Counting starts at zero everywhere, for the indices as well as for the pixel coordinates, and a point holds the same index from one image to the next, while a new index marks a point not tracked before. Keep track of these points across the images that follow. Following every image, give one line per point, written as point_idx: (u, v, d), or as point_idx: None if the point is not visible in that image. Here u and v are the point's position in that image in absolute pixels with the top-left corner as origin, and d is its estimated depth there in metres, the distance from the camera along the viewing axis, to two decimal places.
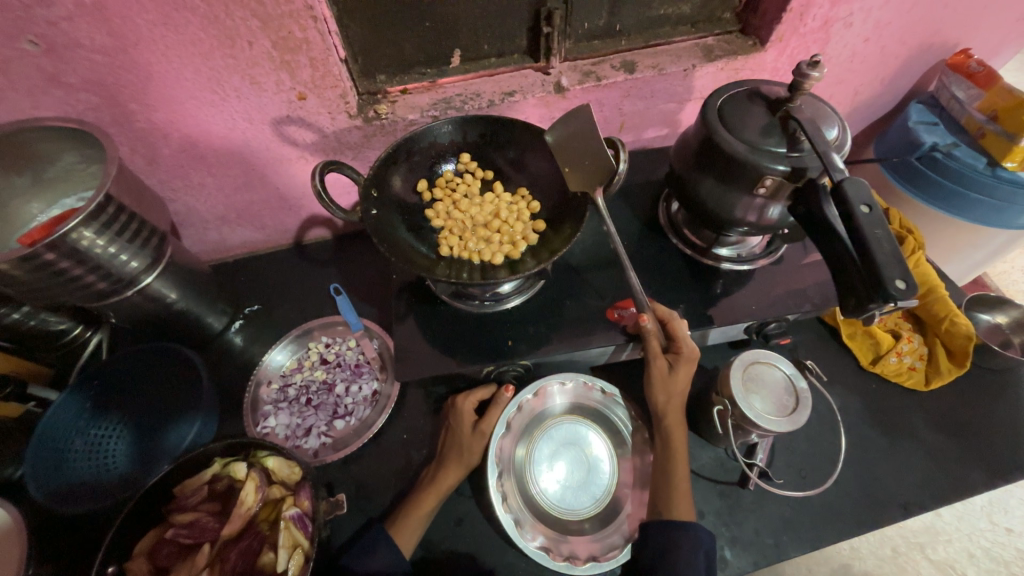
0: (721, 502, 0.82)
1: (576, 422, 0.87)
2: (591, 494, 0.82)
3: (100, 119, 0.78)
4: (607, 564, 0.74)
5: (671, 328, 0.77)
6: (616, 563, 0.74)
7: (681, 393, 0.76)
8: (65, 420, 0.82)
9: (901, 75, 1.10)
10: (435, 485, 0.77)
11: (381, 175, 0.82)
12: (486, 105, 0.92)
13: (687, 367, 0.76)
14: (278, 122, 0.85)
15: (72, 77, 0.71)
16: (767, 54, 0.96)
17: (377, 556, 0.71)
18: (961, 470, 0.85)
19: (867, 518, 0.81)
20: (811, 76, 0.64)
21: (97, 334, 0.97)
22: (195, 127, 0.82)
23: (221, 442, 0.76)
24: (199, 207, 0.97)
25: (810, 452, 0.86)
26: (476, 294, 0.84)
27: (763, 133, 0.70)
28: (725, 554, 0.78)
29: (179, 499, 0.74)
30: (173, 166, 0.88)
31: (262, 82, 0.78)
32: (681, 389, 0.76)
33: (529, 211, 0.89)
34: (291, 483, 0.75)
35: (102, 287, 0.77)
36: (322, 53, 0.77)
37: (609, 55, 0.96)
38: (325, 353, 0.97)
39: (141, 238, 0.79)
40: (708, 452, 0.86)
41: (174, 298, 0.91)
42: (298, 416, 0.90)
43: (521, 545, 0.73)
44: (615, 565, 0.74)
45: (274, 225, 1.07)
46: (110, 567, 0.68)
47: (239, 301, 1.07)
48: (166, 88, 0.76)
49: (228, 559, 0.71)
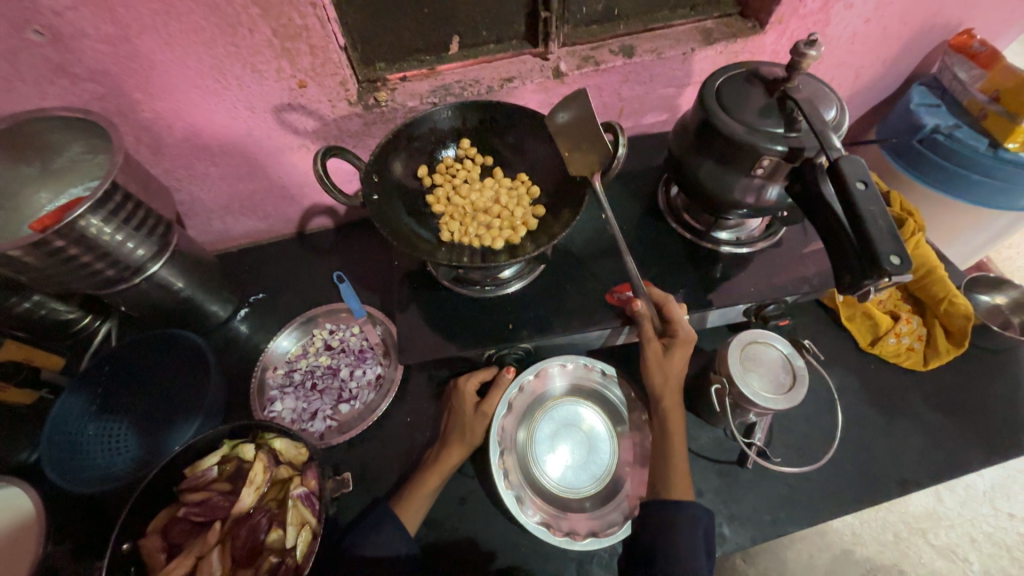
0: (720, 480, 0.84)
1: (576, 403, 0.88)
2: (592, 473, 0.84)
3: (106, 109, 0.79)
4: (606, 540, 0.75)
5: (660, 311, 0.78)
6: (615, 539, 0.75)
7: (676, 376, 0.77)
8: (77, 406, 0.84)
9: (903, 56, 1.09)
10: (438, 465, 0.79)
11: (382, 160, 0.84)
12: (485, 91, 0.93)
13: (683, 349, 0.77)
14: (280, 110, 0.86)
15: (78, 67, 0.72)
16: (766, 36, 0.96)
17: (382, 534, 0.73)
18: (958, 448, 0.85)
19: (863, 495, 0.82)
20: (809, 55, 0.65)
21: (106, 323, 0.99)
22: (198, 117, 0.83)
23: (227, 426, 0.78)
24: (202, 196, 0.98)
25: (808, 431, 0.87)
26: (477, 279, 0.85)
27: (761, 115, 0.71)
28: (724, 531, 0.80)
29: (189, 479, 0.76)
30: (177, 156, 0.89)
31: (264, 69, 0.79)
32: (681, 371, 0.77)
33: (528, 195, 0.89)
34: (298, 464, 0.77)
35: (111, 274, 0.79)
36: (322, 40, 0.77)
37: (608, 40, 0.96)
38: (329, 339, 0.99)
39: (148, 227, 0.81)
40: (707, 432, 0.88)
41: (181, 286, 0.93)
42: (303, 400, 0.92)
43: (521, 519, 0.75)
44: (614, 541, 0.75)
45: (276, 214, 1.08)
46: (124, 545, 0.70)
47: (243, 290, 1.08)
48: (168, 78, 0.77)
49: (239, 536, 0.73)
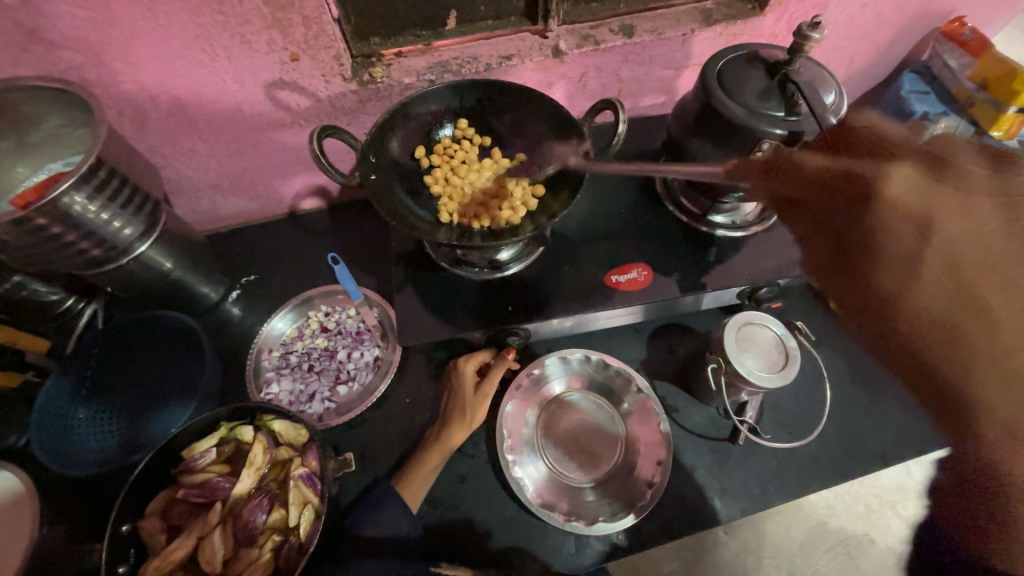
0: (712, 456, 0.87)
1: (582, 395, 0.91)
2: (599, 459, 0.86)
3: (85, 79, 0.75)
4: (615, 525, 0.77)
5: (815, 178, 0.56)
6: (623, 524, 0.77)
7: (920, 284, 0.51)
8: (65, 390, 0.83)
9: (896, 43, 1.10)
10: (440, 444, 0.81)
11: (379, 138, 0.82)
12: (483, 69, 0.91)
13: (948, 201, 0.54)
14: (271, 85, 0.83)
15: (53, 33, 0.68)
16: (765, 18, 0.96)
17: (385, 512, 0.74)
18: (934, 424, 0.90)
19: (845, 469, 0.86)
20: (811, 38, 0.65)
21: (91, 306, 0.96)
22: (184, 89, 0.80)
23: (224, 407, 0.77)
24: (190, 174, 0.95)
25: (796, 409, 0.91)
26: (476, 261, 0.85)
27: (761, 98, 0.71)
28: (715, 504, 0.83)
29: (187, 461, 0.75)
30: (162, 131, 0.85)
31: (253, 41, 0.76)
32: (922, 265, 0.51)
33: (528, 176, 0.89)
34: (298, 444, 0.77)
35: (97, 253, 0.76)
36: (316, 10, 0.74)
37: (608, 19, 0.95)
38: (325, 321, 0.98)
39: (135, 205, 0.78)
40: (700, 411, 0.90)
41: (170, 267, 0.90)
42: (300, 382, 0.91)
43: (531, 506, 0.78)
44: (621, 526, 0.78)
45: (267, 194, 1.05)
46: (124, 526, 0.70)
47: (234, 273, 1.06)
48: (152, 47, 0.73)
49: (241, 517, 0.73)
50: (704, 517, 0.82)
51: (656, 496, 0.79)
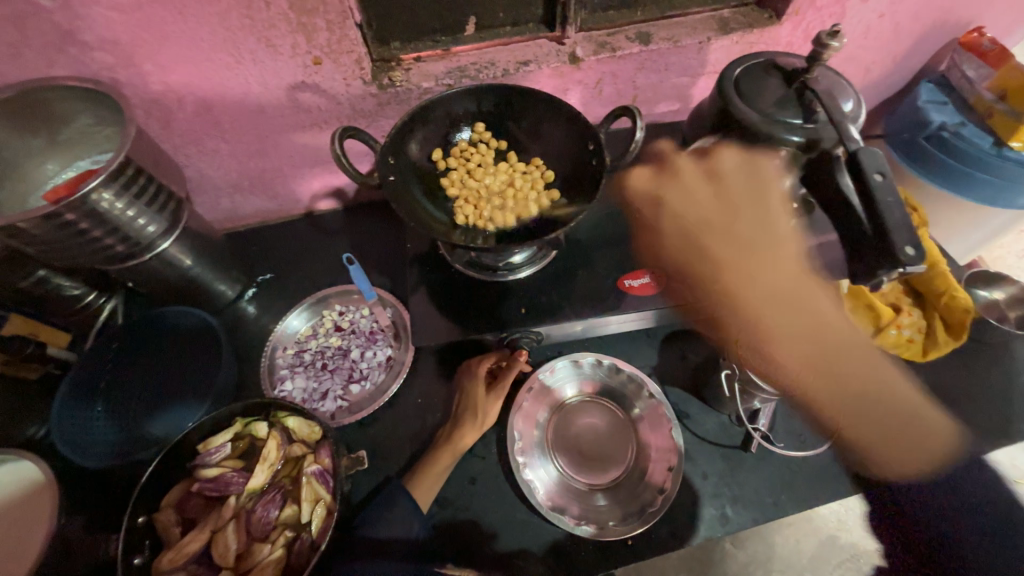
0: (724, 464, 0.86)
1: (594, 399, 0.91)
2: (610, 463, 0.86)
3: (115, 80, 0.77)
4: (626, 530, 0.78)
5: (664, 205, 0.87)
6: (635, 530, 0.77)
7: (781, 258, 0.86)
8: (83, 384, 0.85)
9: (914, 53, 1.10)
10: (452, 444, 0.81)
11: (398, 140, 0.83)
12: (500, 74, 0.92)
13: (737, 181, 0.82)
14: (293, 88, 0.84)
15: (87, 35, 0.70)
16: (782, 27, 0.96)
17: (395, 511, 0.74)
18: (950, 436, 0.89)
19: (858, 480, 0.85)
20: (831, 46, 0.65)
21: (112, 301, 0.98)
22: (209, 90, 0.82)
23: (239, 404, 0.78)
24: (211, 173, 0.97)
25: (810, 418, 0.90)
26: (490, 264, 0.86)
27: (778, 105, 0.72)
28: (726, 512, 0.82)
29: (201, 455, 0.76)
30: (186, 131, 0.87)
31: (278, 44, 0.78)
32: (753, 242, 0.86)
33: (543, 180, 0.90)
34: (312, 441, 0.78)
35: (121, 249, 0.78)
36: (340, 15, 0.76)
37: (624, 27, 0.96)
38: (339, 320, 0.99)
39: (159, 203, 0.80)
40: (712, 418, 0.90)
41: (190, 265, 0.92)
42: (314, 380, 0.92)
43: (542, 508, 0.79)
44: (632, 531, 0.78)
45: (284, 194, 1.07)
46: (140, 518, 0.71)
47: (251, 271, 1.07)
48: (181, 49, 0.75)
49: (253, 511, 0.74)
50: (714, 524, 0.81)
51: (667, 502, 0.79)
